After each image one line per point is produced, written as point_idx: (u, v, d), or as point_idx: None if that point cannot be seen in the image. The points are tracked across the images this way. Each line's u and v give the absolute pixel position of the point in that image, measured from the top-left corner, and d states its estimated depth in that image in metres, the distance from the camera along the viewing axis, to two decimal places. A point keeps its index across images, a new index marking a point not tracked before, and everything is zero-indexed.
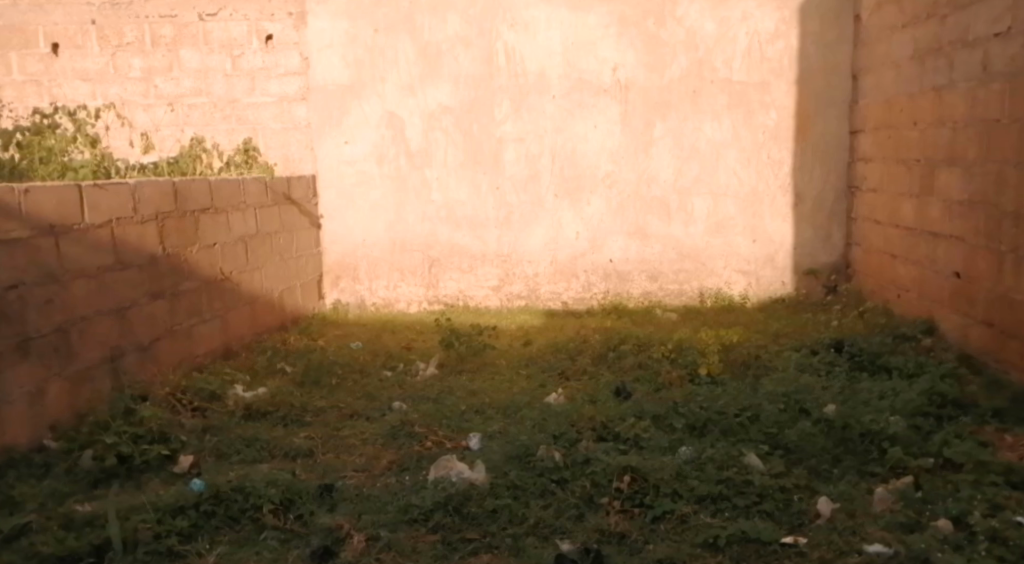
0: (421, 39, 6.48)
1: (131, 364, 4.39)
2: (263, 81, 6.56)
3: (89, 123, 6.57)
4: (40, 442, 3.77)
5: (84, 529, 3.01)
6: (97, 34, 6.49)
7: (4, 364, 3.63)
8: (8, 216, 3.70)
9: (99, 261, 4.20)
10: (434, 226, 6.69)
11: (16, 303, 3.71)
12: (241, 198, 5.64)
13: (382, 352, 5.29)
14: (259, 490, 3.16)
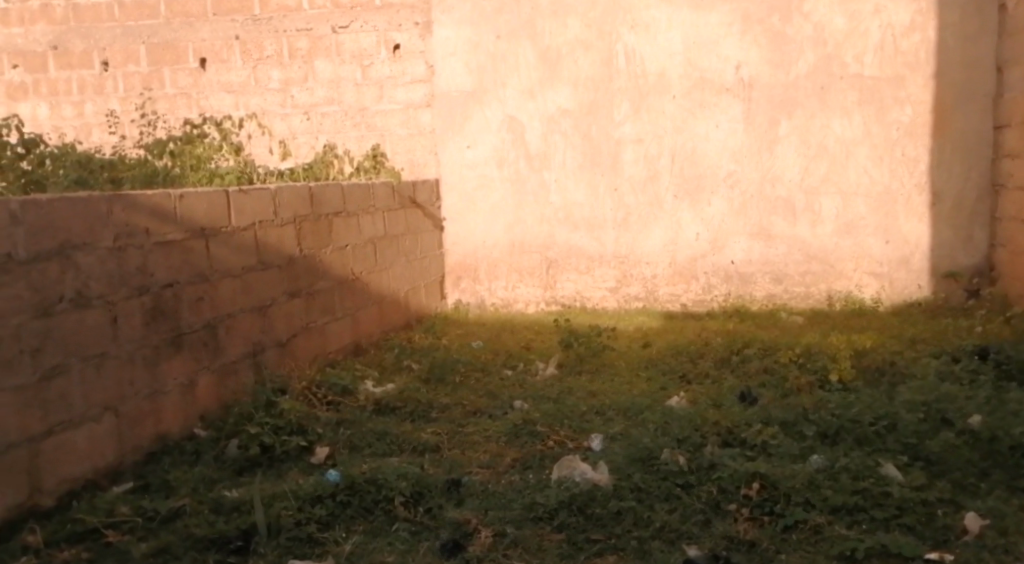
0: (541, 43, 6.53)
1: (269, 359, 4.62)
2: (390, 89, 6.79)
3: (234, 133, 7.01)
4: (190, 431, 3.97)
5: (233, 513, 3.20)
6: (240, 49, 6.89)
7: (161, 357, 3.84)
8: (166, 220, 3.91)
9: (243, 262, 4.45)
10: (552, 228, 6.70)
11: (172, 300, 3.92)
12: (371, 202, 5.92)
13: (502, 351, 5.35)
14: (391, 482, 3.25)
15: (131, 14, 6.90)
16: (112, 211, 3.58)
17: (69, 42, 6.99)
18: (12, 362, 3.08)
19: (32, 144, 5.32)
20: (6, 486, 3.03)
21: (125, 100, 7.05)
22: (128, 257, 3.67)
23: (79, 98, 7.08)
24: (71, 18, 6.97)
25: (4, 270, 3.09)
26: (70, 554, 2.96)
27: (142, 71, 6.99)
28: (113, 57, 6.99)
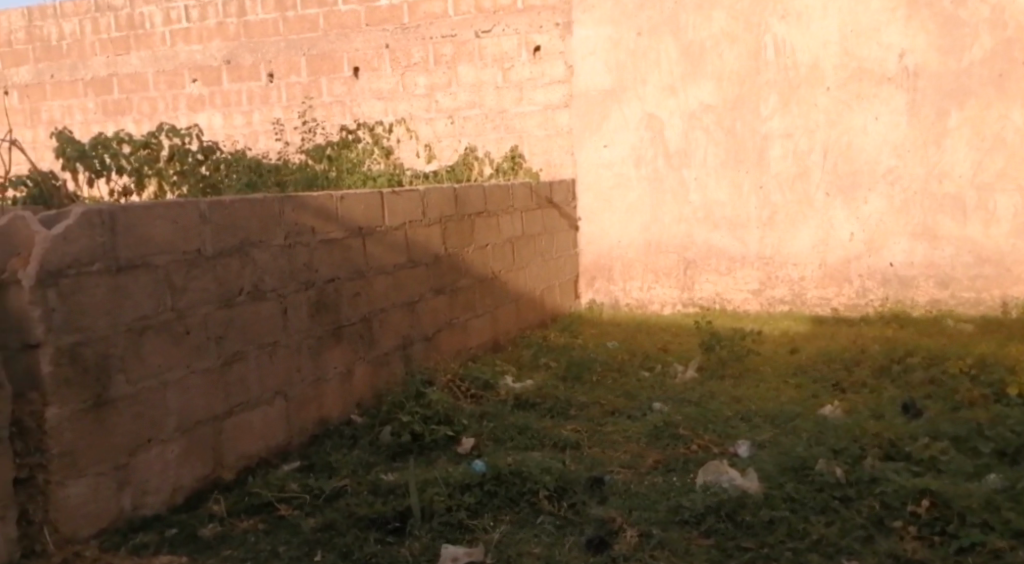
0: (684, 38, 6.64)
1: (417, 351, 5.31)
2: (530, 91, 7.13)
3: (385, 139, 7.49)
4: (348, 416, 4.67)
5: (388, 495, 3.69)
6: (390, 57, 7.60)
7: (324, 347, 4.54)
8: (331, 220, 4.59)
9: (395, 260, 5.11)
10: (691, 227, 6.78)
11: (333, 294, 4.60)
12: (510, 202, 6.28)
13: (639, 352, 5.43)
14: (535, 476, 3.58)
15: (294, 29, 7.92)
16: (284, 212, 4.25)
17: (240, 57, 8.17)
18: (201, 347, 3.69)
19: (211, 151, 5.76)
20: (194, 458, 3.64)
21: (288, 108, 8.11)
22: (297, 254, 4.35)
23: (248, 107, 8.24)
24: (242, 35, 8.13)
25: (195, 264, 3.68)
26: (248, 524, 3.48)
27: (303, 80, 7.98)
28: (277, 69, 8.05)
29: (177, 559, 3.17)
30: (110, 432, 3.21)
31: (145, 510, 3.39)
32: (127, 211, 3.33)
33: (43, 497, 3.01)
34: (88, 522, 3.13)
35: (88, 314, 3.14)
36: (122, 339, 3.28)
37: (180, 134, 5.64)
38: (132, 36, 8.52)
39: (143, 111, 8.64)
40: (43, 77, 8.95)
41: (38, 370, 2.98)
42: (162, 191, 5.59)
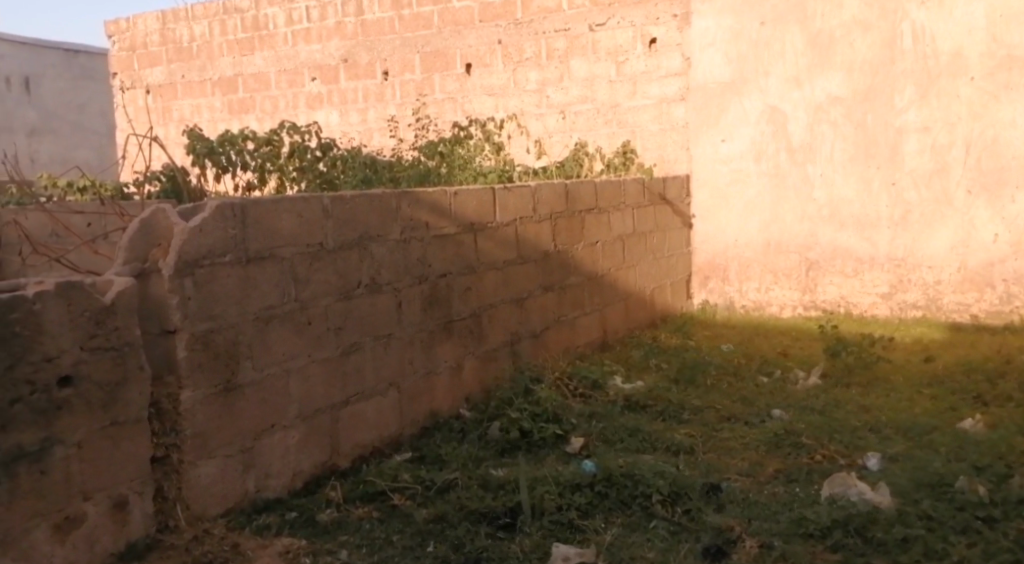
0: (812, 28, 6.41)
1: (525, 349, 5.28)
2: (644, 85, 7.01)
3: (495, 134, 7.42)
4: (457, 411, 4.71)
5: (499, 490, 3.71)
6: (502, 53, 7.61)
7: (436, 341, 4.60)
8: (444, 216, 4.62)
9: (505, 256, 5.09)
10: (814, 226, 6.54)
11: (445, 289, 4.64)
12: (621, 199, 6.19)
13: (757, 356, 5.29)
14: (648, 479, 3.50)
15: (408, 26, 8.03)
16: (400, 207, 4.32)
17: (357, 56, 8.37)
18: (320, 338, 3.88)
19: (328, 146, 5.90)
20: (312, 445, 3.83)
21: (401, 105, 8.24)
22: (412, 249, 4.42)
23: (364, 105, 8.43)
24: (359, 34, 8.32)
25: (317, 257, 3.86)
26: (363, 512, 3.62)
27: (417, 78, 8.09)
28: (392, 66, 8.19)
29: (297, 542, 3.32)
30: (237, 416, 3.45)
31: (267, 492, 3.61)
32: (257, 205, 3.55)
33: (177, 476, 3.23)
34: (216, 502, 3.36)
35: (220, 303, 3.39)
36: (250, 328, 3.52)
37: (299, 132, 5.81)
38: (256, 36, 8.85)
39: (265, 109, 8.96)
40: (174, 78, 9.37)
41: (175, 355, 3.22)
42: (284, 183, 5.72)
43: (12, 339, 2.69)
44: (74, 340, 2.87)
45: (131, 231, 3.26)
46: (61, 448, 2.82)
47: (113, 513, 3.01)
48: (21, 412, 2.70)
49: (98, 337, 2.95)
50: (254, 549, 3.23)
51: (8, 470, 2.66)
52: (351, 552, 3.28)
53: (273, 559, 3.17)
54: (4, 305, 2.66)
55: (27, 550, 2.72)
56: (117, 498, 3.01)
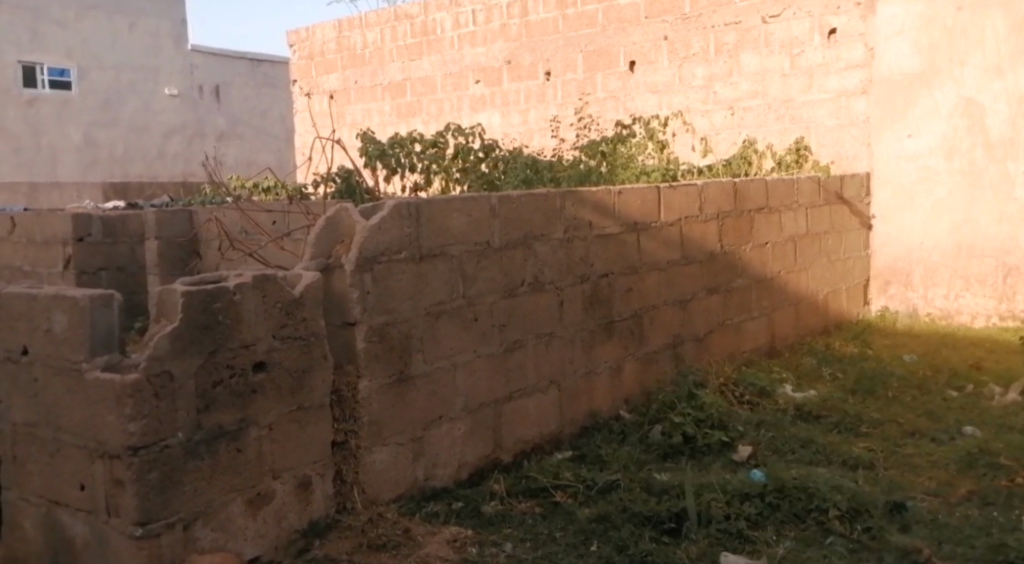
0: (1016, 13, 5.93)
1: (688, 351, 5.17)
2: (822, 77, 6.71)
3: (659, 133, 7.27)
4: (617, 412, 4.67)
5: (662, 495, 3.65)
6: (668, 49, 7.49)
7: (597, 342, 4.57)
8: (607, 215, 4.58)
9: (669, 256, 4.99)
10: (1014, 228, 6.05)
11: (606, 288, 4.60)
12: (795, 198, 5.96)
13: (945, 368, 4.99)
14: (824, 494, 3.37)
15: (572, 26, 8.05)
16: (564, 206, 4.32)
17: (521, 57, 8.46)
18: (486, 334, 3.94)
19: (491, 147, 6.01)
20: (477, 437, 3.91)
21: (563, 105, 8.27)
22: (575, 248, 4.41)
23: (525, 106, 8.53)
24: (523, 35, 8.41)
25: (484, 255, 3.92)
26: (526, 506, 3.65)
27: (579, 77, 8.10)
28: (554, 67, 8.24)
29: (464, 531, 3.39)
30: (409, 407, 3.57)
31: (435, 481, 3.72)
32: (430, 204, 3.63)
33: (354, 460, 3.40)
34: (389, 487, 3.50)
35: (395, 298, 3.51)
36: (421, 322, 3.62)
37: (463, 133, 5.93)
38: (424, 41, 9.13)
39: (431, 112, 9.22)
40: (348, 83, 9.82)
41: (354, 347, 3.38)
42: (449, 184, 5.87)
43: (215, 326, 2.91)
44: (268, 329, 3.07)
45: (317, 228, 3.44)
46: (254, 429, 3.03)
47: (298, 492, 3.21)
48: (222, 394, 2.93)
49: (288, 326, 3.14)
50: (424, 535, 3.33)
51: (210, 447, 2.89)
52: (516, 545, 3.31)
53: (441, 546, 3.26)
54: (210, 294, 2.89)
55: (224, 522, 2.94)
56: (301, 478, 3.22)
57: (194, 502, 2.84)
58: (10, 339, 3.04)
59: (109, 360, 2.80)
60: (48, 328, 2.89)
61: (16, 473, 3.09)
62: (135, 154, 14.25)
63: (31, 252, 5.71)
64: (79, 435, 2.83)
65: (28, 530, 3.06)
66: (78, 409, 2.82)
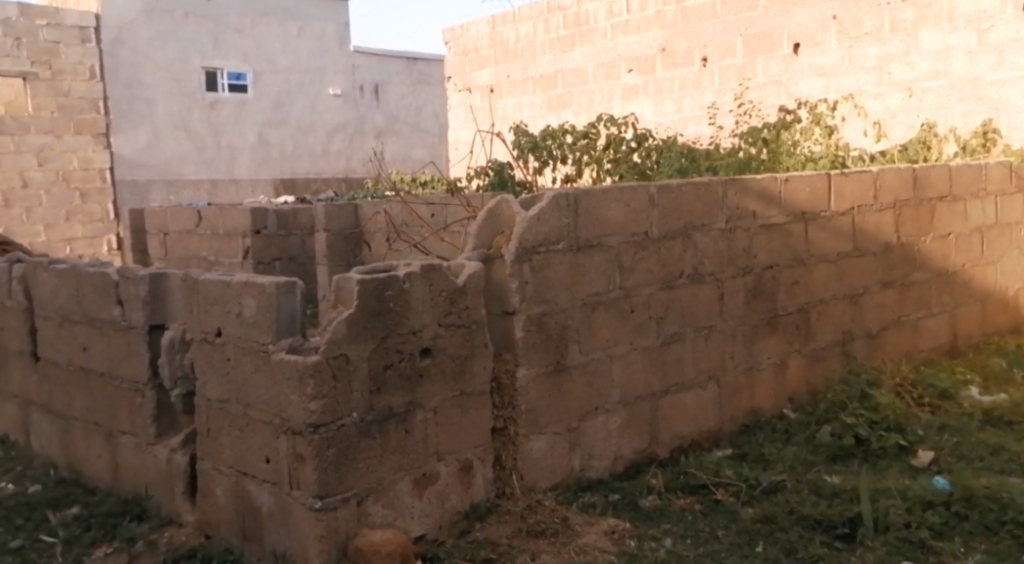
0: None
1: (860, 349, 4.90)
2: (1014, 54, 6.18)
3: (826, 119, 6.85)
4: (780, 410, 4.49)
5: (833, 498, 3.49)
6: (836, 28, 7.13)
7: (759, 337, 4.40)
8: (772, 204, 4.40)
9: (839, 247, 4.75)
10: None
11: (770, 281, 4.43)
12: (982, 184, 5.55)
13: None
14: (1021, 506, 3.18)
15: (732, 9, 7.79)
16: (726, 195, 4.18)
17: (676, 44, 8.27)
18: (644, 326, 3.87)
19: (644, 137, 5.82)
20: (633, 430, 3.86)
21: (719, 92, 8.01)
22: (737, 239, 4.25)
23: (680, 94, 8.31)
24: (679, 22, 8.22)
25: (642, 246, 3.84)
26: (685, 503, 3.56)
27: (738, 62, 7.82)
28: (712, 52, 8.00)
29: (622, 524, 3.35)
30: (566, 396, 3.56)
31: (590, 472, 3.70)
32: (589, 195, 3.60)
33: (513, 447, 3.42)
34: (546, 475, 3.51)
35: (553, 288, 3.49)
36: (579, 313, 3.59)
37: (615, 123, 5.86)
38: (577, 32, 9.10)
39: (582, 104, 9.17)
40: (500, 77, 9.91)
41: (513, 335, 3.39)
42: (601, 174, 5.78)
43: (387, 313, 2.98)
44: (433, 317, 3.13)
45: (478, 219, 3.48)
46: (421, 412, 3.10)
47: (460, 475, 3.26)
48: (392, 377, 3.01)
49: (451, 315, 3.18)
50: (582, 525, 3.32)
51: (381, 427, 2.98)
52: (676, 541, 3.22)
53: (599, 537, 3.24)
54: (383, 282, 2.96)
55: (392, 500, 3.03)
56: (463, 462, 3.27)
57: (367, 479, 2.94)
58: (204, 321, 3.22)
59: (292, 343, 2.92)
60: (239, 313, 3.05)
61: (209, 445, 3.27)
62: (302, 151, 14.40)
63: (215, 243, 6.07)
64: (266, 411, 2.97)
65: (219, 498, 3.24)
66: (265, 387, 2.96)
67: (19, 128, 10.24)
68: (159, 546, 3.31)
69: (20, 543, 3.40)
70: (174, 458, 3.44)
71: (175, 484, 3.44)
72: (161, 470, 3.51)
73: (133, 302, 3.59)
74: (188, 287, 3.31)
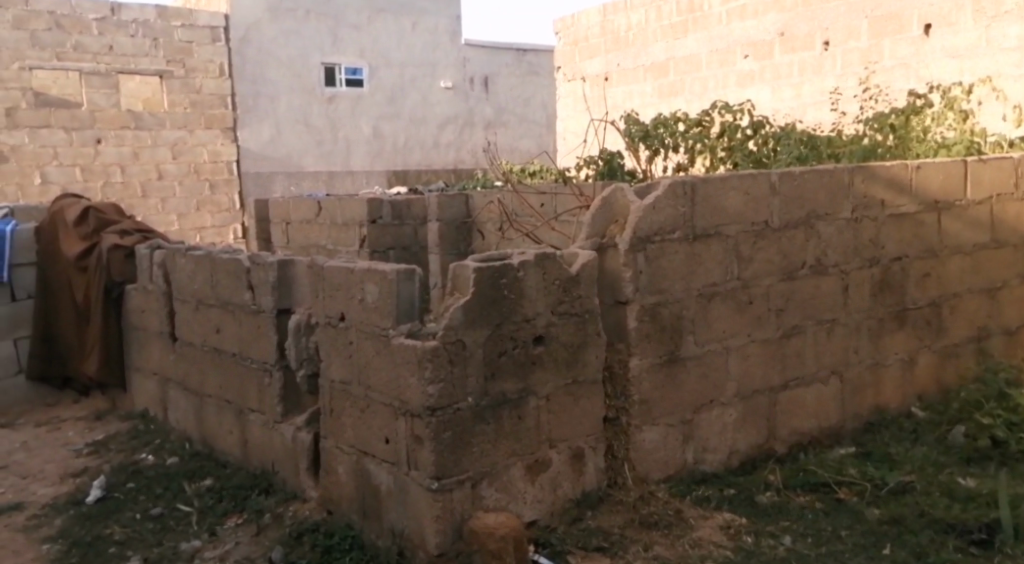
0: None
1: (996, 346, 4.63)
2: None
3: (962, 101, 6.12)
4: (908, 409, 4.28)
5: (968, 502, 3.30)
6: (972, 8, 6.56)
7: (886, 331, 4.21)
8: (902, 192, 4.19)
9: (975, 239, 4.49)
10: None
11: (899, 274, 4.22)
12: None
13: None
14: None
15: None
16: (853, 183, 4.00)
17: (796, 27, 7.92)
18: (762, 318, 3.75)
19: (760, 125, 5.64)
20: (749, 425, 3.75)
21: (842, 76, 7.59)
22: (864, 229, 4.07)
23: (799, 80, 7.93)
24: (799, 5, 7.88)
25: (762, 235, 3.72)
26: (805, 501, 3.44)
27: (863, 45, 7.37)
28: (834, 35, 7.61)
29: (738, 520, 3.27)
30: (680, 388, 3.49)
31: (704, 466, 3.61)
32: (707, 182, 3.50)
33: (625, 437, 3.38)
34: (658, 467, 3.45)
35: (668, 278, 3.42)
36: (694, 304, 3.51)
37: (730, 110, 5.70)
38: (691, 18, 8.89)
39: (695, 91, 8.95)
40: (610, 67, 9.82)
41: (626, 325, 3.34)
42: (714, 163, 5.64)
43: (501, 301, 2.99)
44: (547, 305, 3.11)
45: (593, 208, 3.43)
46: (534, 399, 3.09)
47: (573, 463, 3.24)
48: (506, 364, 3.01)
49: (565, 303, 3.15)
50: (697, 519, 3.26)
51: (495, 412, 2.98)
52: (796, 539, 3.12)
53: (715, 532, 3.17)
54: (498, 270, 2.96)
55: (506, 485, 3.04)
56: (575, 450, 3.24)
57: (480, 462, 2.96)
58: (328, 305, 3.30)
59: (410, 328, 2.95)
60: (361, 298, 3.11)
61: (331, 424, 3.35)
62: (414, 144, 14.60)
63: (334, 232, 6.23)
64: (385, 393, 3.02)
65: (340, 476, 3.32)
66: (385, 370, 3.01)
67: (155, 123, 10.78)
68: (284, 519, 3.43)
69: (160, 511, 3.62)
70: (299, 436, 3.55)
71: (299, 461, 3.55)
72: (285, 448, 3.63)
73: (262, 287, 3.73)
74: (313, 273, 3.40)
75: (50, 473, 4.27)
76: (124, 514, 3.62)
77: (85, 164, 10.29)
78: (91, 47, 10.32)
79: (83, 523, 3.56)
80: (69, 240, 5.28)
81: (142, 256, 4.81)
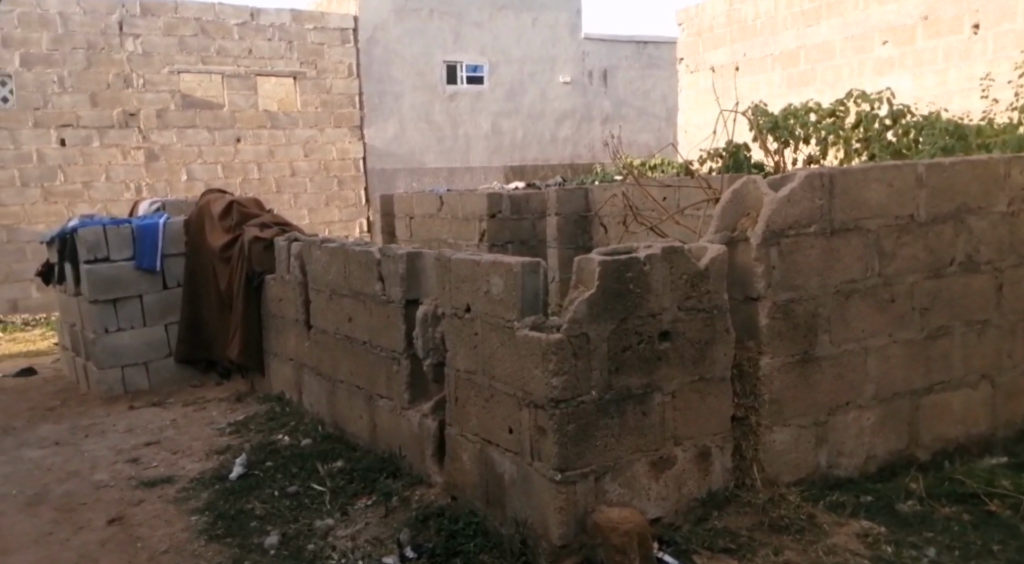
0: None
1: None
2: None
3: None
4: None
5: None
6: None
7: None
8: None
9: None
10: None
11: None
12: None
13: None
14: None
15: None
16: (1009, 174, 3.73)
17: (942, 10, 7.45)
18: (904, 317, 3.54)
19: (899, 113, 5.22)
20: (889, 429, 3.55)
21: (993, 61, 7.03)
22: (1020, 225, 3.80)
23: (944, 66, 7.45)
24: None
25: (906, 230, 3.51)
26: (952, 511, 3.23)
27: (1018, 27, 6.79)
28: (985, 18, 7.08)
29: (877, 528, 3.10)
30: (814, 389, 3.34)
31: (839, 470, 3.45)
32: (846, 174, 3.33)
33: (755, 437, 3.25)
34: (789, 469, 3.31)
35: (802, 273, 3.28)
36: (830, 301, 3.35)
37: (868, 99, 5.43)
38: (824, 5, 8.52)
39: (828, 80, 8.60)
40: (736, 57, 9.56)
41: (758, 322, 3.23)
42: (846, 155, 5.41)
43: (627, 294, 2.92)
44: (674, 299, 3.03)
45: (723, 201, 3.32)
46: (659, 395, 3.02)
47: (699, 461, 3.15)
48: (631, 358, 2.95)
49: (693, 298, 3.06)
50: (832, 525, 3.12)
51: (620, 407, 2.93)
52: (941, 552, 2.94)
53: (851, 539, 3.02)
54: (624, 263, 2.90)
55: (631, 480, 2.98)
56: (702, 448, 3.15)
57: (604, 457, 2.91)
58: (455, 296, 3.31)
59: (536, 321, 2.94)
60: (487, 290, 3.11)
61: (457, 412, 3.37)
62: (532, 138, 14.63)
63: (455, 226, 6.30)
64: (510, 384, 3.01)
65: (465, 463, 3.34)
66: (511, 361, 3.00)
67: (289, 123, 10.88)
68: (411, 502, 3.48)
69: (295, 489, 3.73)
70: (426, 422, 3.59)
71: (425, 447, 3.59)
72: (412, 434, 3.68)
73: (392, 278, 3.79)
74: (441, 265, 3.43)
75: (196, 449, 4.48)
76: (263, 491, 3.75)
77: (226, 162, 10.42)
78: (232, 50, 10.38)
79: (227, 498, 3.73)
80: (214, 232, 5.60)
81: (280, 248, 4.99)
